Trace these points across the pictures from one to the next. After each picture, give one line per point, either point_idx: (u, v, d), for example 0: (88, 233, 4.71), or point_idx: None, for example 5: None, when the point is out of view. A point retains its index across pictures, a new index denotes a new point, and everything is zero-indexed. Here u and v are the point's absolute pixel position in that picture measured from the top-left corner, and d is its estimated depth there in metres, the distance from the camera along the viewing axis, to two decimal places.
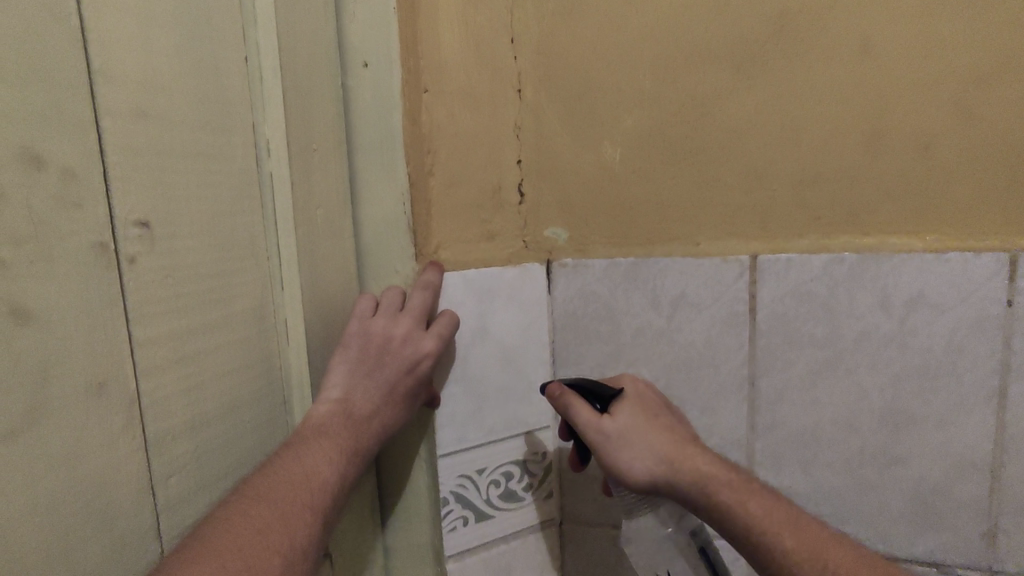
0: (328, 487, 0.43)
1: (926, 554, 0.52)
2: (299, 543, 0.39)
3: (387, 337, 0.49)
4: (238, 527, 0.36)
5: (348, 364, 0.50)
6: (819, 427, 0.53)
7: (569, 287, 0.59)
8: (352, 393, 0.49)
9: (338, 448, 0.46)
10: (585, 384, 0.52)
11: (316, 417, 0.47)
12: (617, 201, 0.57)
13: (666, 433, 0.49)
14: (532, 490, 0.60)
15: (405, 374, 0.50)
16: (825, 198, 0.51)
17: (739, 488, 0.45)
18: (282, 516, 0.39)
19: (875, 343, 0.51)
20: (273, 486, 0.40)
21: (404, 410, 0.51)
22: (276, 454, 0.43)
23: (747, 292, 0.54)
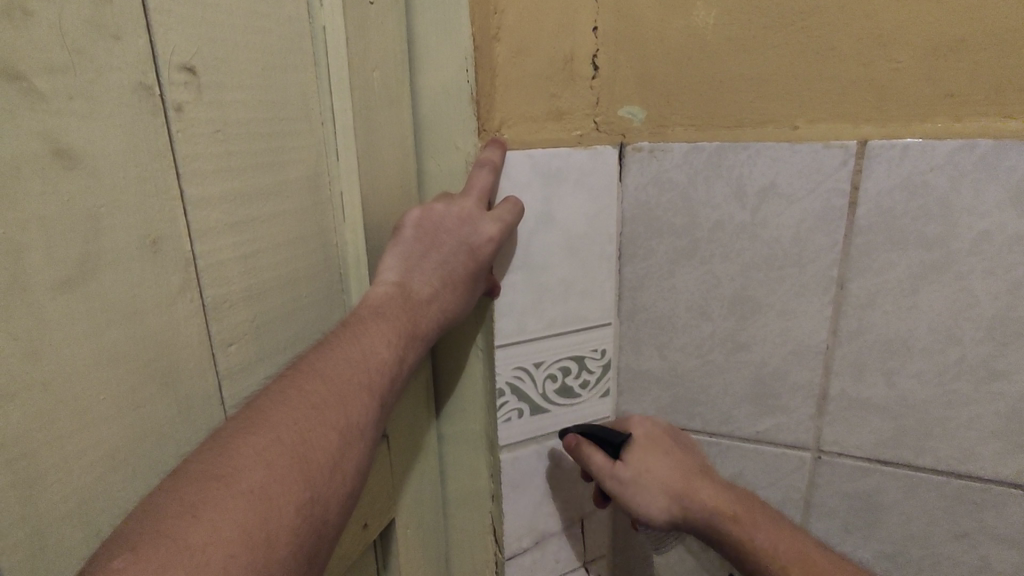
0: (386, 370, 0.42)
1: (1013, 473, 0.49)
2: (356, 422, 0.38)
3: (445, 218, 0.48)
4: (294, 401, 0.36)
5: (403, 244, 0.48)
6: (913, 336, 0.49)
7: (643, 174, 0.53)
8: (408, 275, 0.48)
9: (396, 331, 0.44)
10: (597, 432, 0.54)
11: (373, 299, 0.46)
12: (707, 77, 0.49)
13: (676, 470, 0.52)
14: (588, 387, 0.59)
15: (468, 265, 0.48)
16: (962, 71, 0.43)
17: (747, 522, 0.49)
18: (338, 394, 0.38)
19: (998, 244, 0.44)
20: (332, 364, 0.39)
21: (464, 297, 0.49)
22: (335, 334, 0.42)
23: (848, 184, 0.47)
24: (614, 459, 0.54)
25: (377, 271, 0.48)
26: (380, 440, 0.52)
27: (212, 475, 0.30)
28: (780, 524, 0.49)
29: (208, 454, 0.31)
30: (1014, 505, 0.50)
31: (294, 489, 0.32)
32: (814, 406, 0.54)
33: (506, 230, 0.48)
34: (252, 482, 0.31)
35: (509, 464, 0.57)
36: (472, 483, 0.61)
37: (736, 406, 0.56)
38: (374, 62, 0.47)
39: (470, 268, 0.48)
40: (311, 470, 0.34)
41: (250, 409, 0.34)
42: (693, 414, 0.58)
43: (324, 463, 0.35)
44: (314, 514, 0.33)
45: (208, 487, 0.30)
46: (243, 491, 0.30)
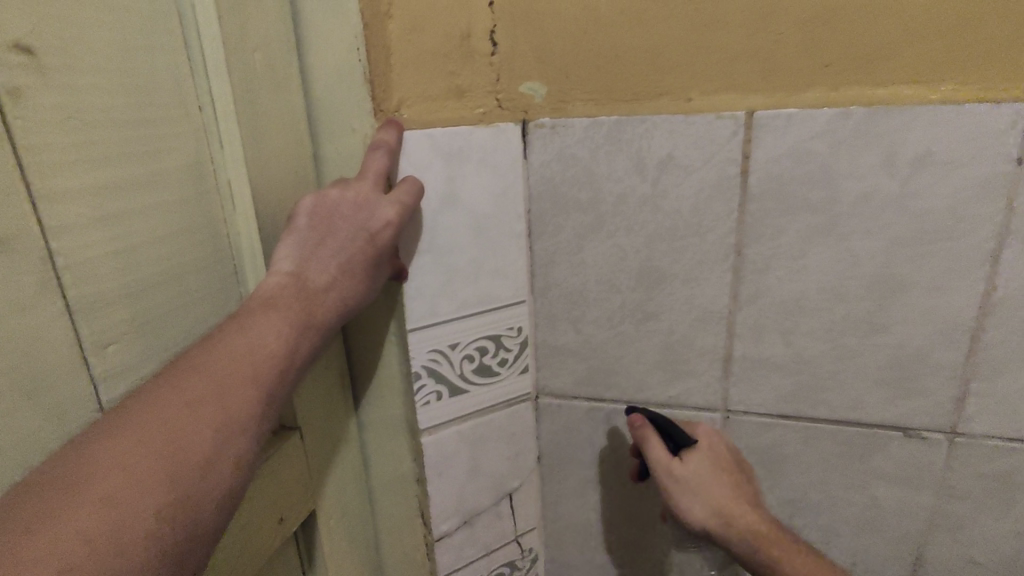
0: (278, 361, 0.40)
1: (896, 417, 0.53)
2: (238, 418, 0.36)
3: (339, 202, 0.46)
4: (165, 401, 0.34)
5: (298, 233, 0.46)
6: (805, 297, 0.51)
7: (547, 150, 0.53)
8: (303, 265, 0.45)
9: (289, 321, 0.42)
10: (664, 424, 0.55)
11: (266, 288, 0.43)
12: (604, 51, 0.50)
13: (727, 483, 0.53)
14: (506, 365, 0.59)
15: (365, 248, 0.47)
16: (839, 40, 0.45)
17: (785, 545, 0.51)
18: (218, 390, 0.36)
19: (876, 205, 0.47)
20: (213, 358, 0.37)
21: (368, 283, 0.48)
22: (220, 328, 0.40)
23: (739, 153, 0.49)
24: (674, 455, 0.54)
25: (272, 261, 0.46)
26: (281, 425, 0.50)
27: (63, 486, 0.29)
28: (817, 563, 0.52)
29: (62, 466, 0.30)
30: (896, 446, 0.54)
31: (157, 494, 0.31)
32: (720, 368, 0.56)
33: (407, 211, 0.48)
34: (107, 488, 0.30)
35: (432, 446, 0.58)
36: (396, 469, 0.61)
37: (649, 373, 0.58)
38: (255, 39, 0.43)
39: (368, 252, 0.47)
40: (180, 471, 0.33)
41: (116, 413, 0.33)
42: (610, 383, 0.60)
43: (195, 463, 0.33)
44: (183, 518, 0.32)
45: (53, 501, 0.29)
46: (92, 501, 0.29)
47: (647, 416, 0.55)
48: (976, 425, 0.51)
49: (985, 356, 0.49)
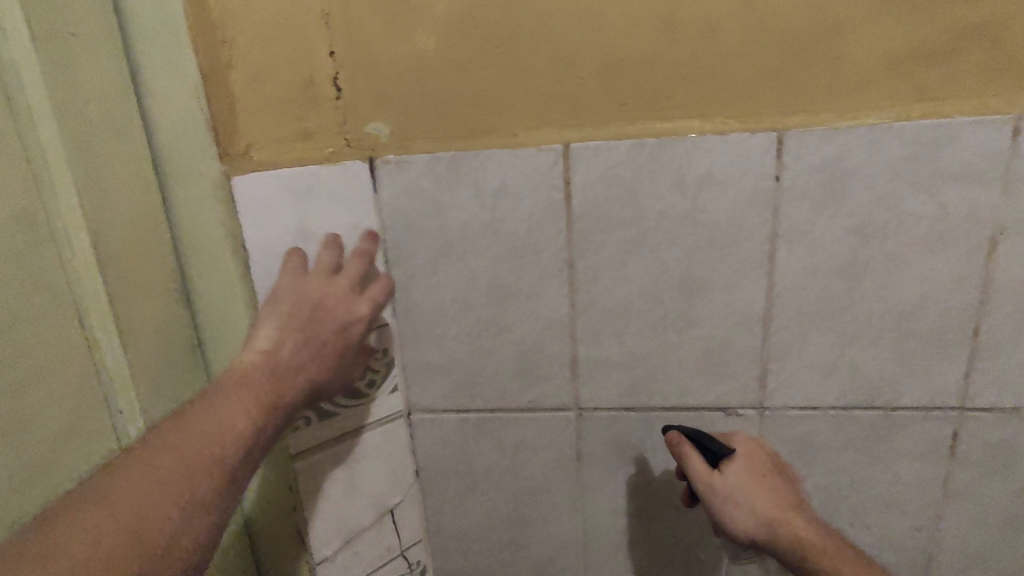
0: (237, 441, 0.46)
1: (716, 399, 0.61)
2: (201, 496, 0.43)
3: (314, 295, 0.52)
4: (141, 482, 0.41)
5: (281, 312, 0.52)
6: (631, 301, 0.59)
7: (395, 184, 0.58)
8: (279, 344, 0.51)
9: (256, 402, 0.48)
10: (701, 438, 0.57)
11: (240, 366, 0.49)
12: (437, 95, 0.55)
13: (768, 493, 0.55)
14: (375, 385, 0.63)
15: (332, 333, 0.53)
16: (629, 83, 0.53)
17: (835, 553, 0.52)
18: (188, 471, 0.43)
19: (674, 220, 0.56)
20: (182, 440, 0.44)
21: (335, 360, 0.53)
22: (189, 407, 0.47)
23: (561, 180, 0.56)
24: (711, 468, 0.56)
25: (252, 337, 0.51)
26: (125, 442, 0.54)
27: (42, 551, 0.37)
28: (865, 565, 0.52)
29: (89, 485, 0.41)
30: (720, 425, 0.62)
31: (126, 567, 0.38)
32: (569, 370, 0.63)
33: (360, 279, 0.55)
34: (83, 554, 0.38)
35: (305, 470, 0.61)
36: None
37: (508, 382, 0.64)
38: (88, 94, 0.48)
39: (331, 330, 0.53)
40: (148, 552, 0.40)
41: (109, 480, 0.41)
42: (475, 394, 0.65)
43: (162, 541, 0.40)
44: (156, 560, 0.40)
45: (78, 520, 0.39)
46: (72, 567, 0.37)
47: (682, 432, 0.58)
48: (777, 399, 0.61)
49: (776, 341, 0.59)
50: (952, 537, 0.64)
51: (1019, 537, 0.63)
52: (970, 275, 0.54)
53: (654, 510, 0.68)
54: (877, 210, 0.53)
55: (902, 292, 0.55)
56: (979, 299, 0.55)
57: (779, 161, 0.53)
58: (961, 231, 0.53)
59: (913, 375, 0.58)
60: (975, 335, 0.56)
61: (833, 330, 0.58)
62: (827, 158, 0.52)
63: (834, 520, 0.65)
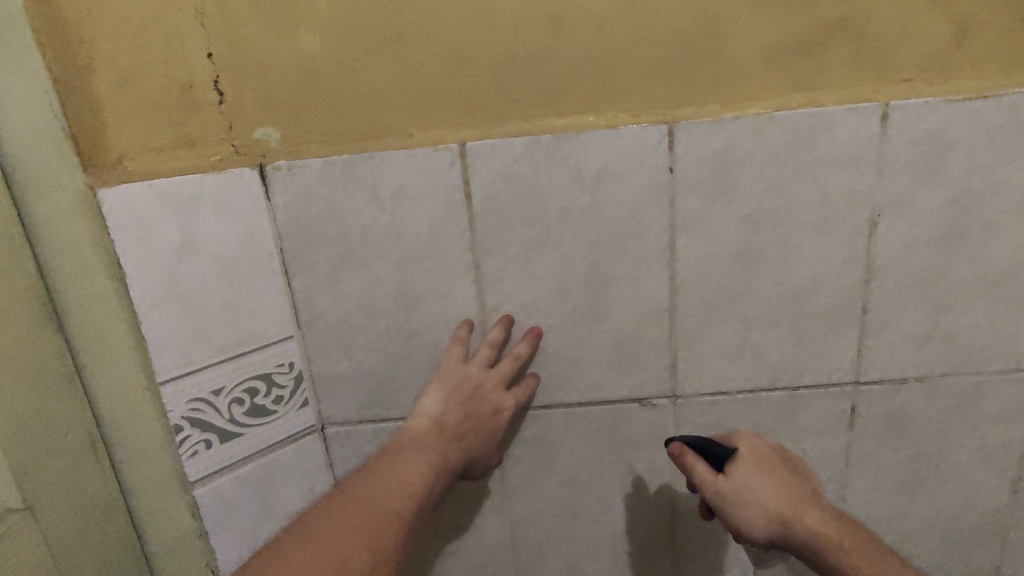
0: (416, 496, 0.52)
1: (630, 391, 0.62)
2: (386, 549, 0.48)
3: (478, 381, 0.58)
4: (320, 540, 0.47)
5: (443, 390, 0.57)
6: (539, 299, 0.59)
7: (288, 191, 0.55)
8: (442, 411, 0.57)
9: (427, 461, 0.54)
10: (702, 443, 0.55)
11: (413, 431, 0.56)
12: (326, 97, 0.53)
13: (781, 490, 0.54)
14: (283, 402, 0.60)
15: (486, 415, 0.58)
16: (521, 80, 0.53)
17: (852, 542, 0.52)
18: (357, 529, 0.48)
19: (575, 215, 0.56)
20: (380, 495, 0.51)
21: (488, 442, 0.59)
22: (346, 480, 0.52)
23: (460, 179, 0.55)
24: (719, 472, 0.55)
25: (418, 404, 0.57)
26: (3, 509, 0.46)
27: None
28: (878, 553, 0.52)
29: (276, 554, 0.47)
30: (635, 416, 0.63)
31: None
32: None
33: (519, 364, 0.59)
34: None
35: (208, 496, 0.58)
36: (175, 528, 0.59)
37: (423, 387, 0.62)
38: None
39: (483, 411, 0.58)
40: None
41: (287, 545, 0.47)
42: (390, 403, 0.63)
43: None
44: None
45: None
46: None
47: (683, 441, 0.56)
48: (688, 387, 0.62)
49: (683, 330, 0.60)
50: (856, 505, 0.67)
51: (916, 499, 0.67)
52: (855, 256, 0.57)
53: (578, 506, 0.68)
54: (767, 198, 0.55)
55: (795, 275, 0.58)
56: (864, 278, 0.58)
57: (672, 154, 0.54)
58: (844, 214, 0.55)
59: (811, 354, 0.61)
60: (863, 312, 0.59)
61: (734, 316, 0.59)
62: (716, 149, 0.54)
63: None
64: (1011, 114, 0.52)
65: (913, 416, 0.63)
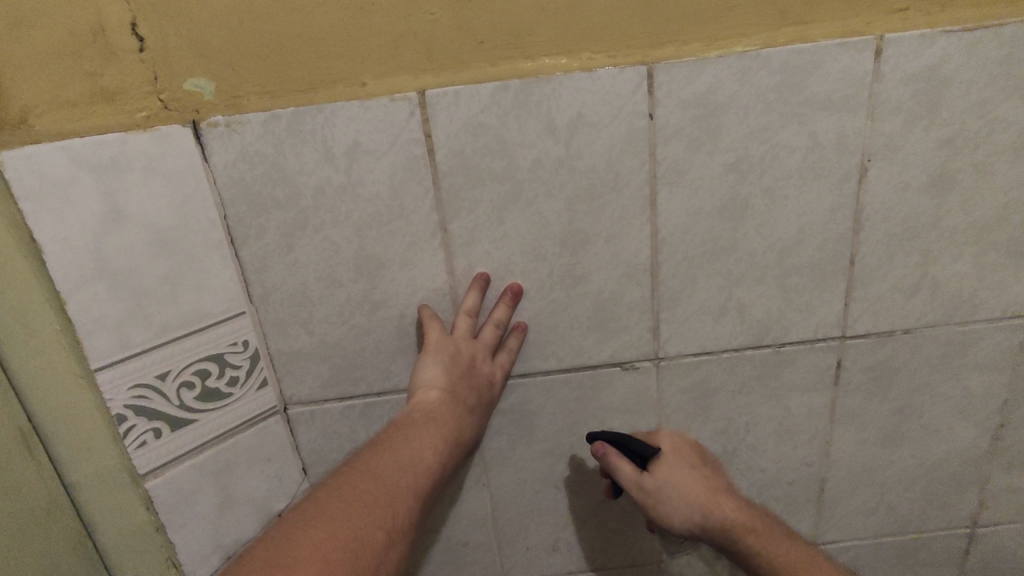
0: (431, 472, 0.50)
1: (611, 355, 0.59)
2: (401, 520, 0.46)
3: (474, 355, 0.55)
4: (350, 501, 0.45)
5: (444, 359, 0.54)
6: (512, 261, 0.55)
7: (227, 150, 0.50)
8: (448, 385, 0.54)
9: (443, 437, 0.52)
10: (625, 440, 0.58)
11: (424, 403, 0.53)
12: (265, 41, 0.47)
13: (699, 483, 0.57)
14: (238, 384, 0.55)
15: (484, 386, 0.56)
16: (485, 19, 0.47)
17: (760, 531, 0.53)
18: (387, 495, 0.46)
19: (548, 168, 0.51)
20: (385, 466, 0.48)
21: (485, 413, 0.58)
22: (374, 446, 0.50)
23: (421, 133, 0.50)
24: (641, 468, 0.57)
25: (418, 373, 0.55)
26: None
27: (273, 564, 0.39)
28: (784, 533, 0.54)
29: (291, 518, 0.43)
30: (617, 380, 0.60)
31: (316, 565, 0.40)
32: None
33: (502, 331, 0.56)
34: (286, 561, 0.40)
35: (162, 488, 0.53)
36: (126, 524, 0.53)
37: (392, 360, 0.58)
38: None
39: (481, 382, 0.56)
40: (362, 558, 0.42)
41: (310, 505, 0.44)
42: (357, 378, 0.59)
43: (369, 553, 0.42)
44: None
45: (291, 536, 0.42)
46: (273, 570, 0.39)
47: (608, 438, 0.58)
48: (671, 349, 0.59)
49: (665, 289, 0.57)
50: (840, 460, 0.66)
51: (899, 451, 0.66)
52: (843, 205, 0.54)
53: (560, 475, 0.65)
54: (753, 145, 0.51)
55: (781, 228, 0.54)
56: (852, 228, 0.55)
57: (652, 98, 0.49)
58: (833, 161, 0.52)
59: (797, 310, 0.58)
60: (851, 264, 0.56)
61: (718, 273, 0.56)
62: (697, 93, 0.49)
63: (733, 459, 0.66)
64: (1008, 47, 0.49)
65: (898, 368, 0.61)
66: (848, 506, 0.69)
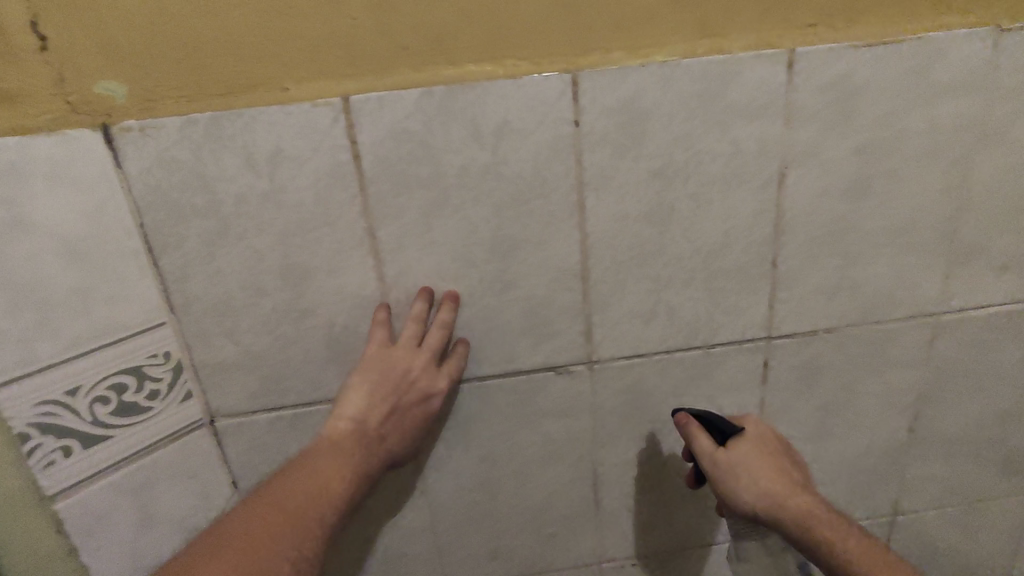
0: (342, 498, 0.50)
1: (545, 360, 0.59)
2: (309, 547, 0.45)
3: (410, 370, 0.54)
4: (253, 529, 0.44)
5: (376, 376, 0.53)
6: (443, 268, 0.54)
7: (141, 156, 0.48)
8: (376, 403, 0.53)
9: (359, 462, 0.52)
10: (710, 417, 0.57)
11: (348, 422, 0.53)
12: (179, 44, 0.46)
13: (782, 469, 0.55)
14: (158, 398, 0.54)
15: (416, 403, 0.55)
16: (408, 25, 0.47)
17: (824, 524, 0.51)
18: (294, 522, 0.46)
19: (476, 175, 0.51)
20: (298, 490, 0.48)
21: (417, 434, 0.57)
22: (291, 468, 0.50)
23: (346, 139, 0.49)
24: (721, 446, 0.56)
25: (349, 391, 0.54)
26: None
27: None
28: (849, 529, 0.52)
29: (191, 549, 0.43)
30: (551, 385, 0.61)
31: None
32: None
33: (444, 343, 0.55)
34: None
35: (74, 508, 0.51)
36: (35, 549, 0.51)
37: (323, 370, 0.57)
38: None
39: (417, 399, 0.55)
40: None
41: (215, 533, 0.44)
42: (287, 389, 0.57)
43: None
44: None
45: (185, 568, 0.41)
46: None
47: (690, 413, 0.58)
48: (604, 352, 0.60)
49: (596, 294, 0.57)
50: None
51: (825, 446, 0.68)
52: (764, 210, 0.56)
53: (499, 481, 0.65)
54: (676, 152, 0.52)
55: (706, 232, 0.56)
56: (774, 232, 0.57)
57: (576, 105, 0.50)
58: (753, 167, 0.54)
59: (724, 312, 0.60)
60: (774, 267, 0.58)
61: (647, 277, 0.57)
62: (621, 100, 0.50)
63: (668, 459, 0.67)
64: (912, 59, 0.51)
65: (822, 366, 0.64)
66: None
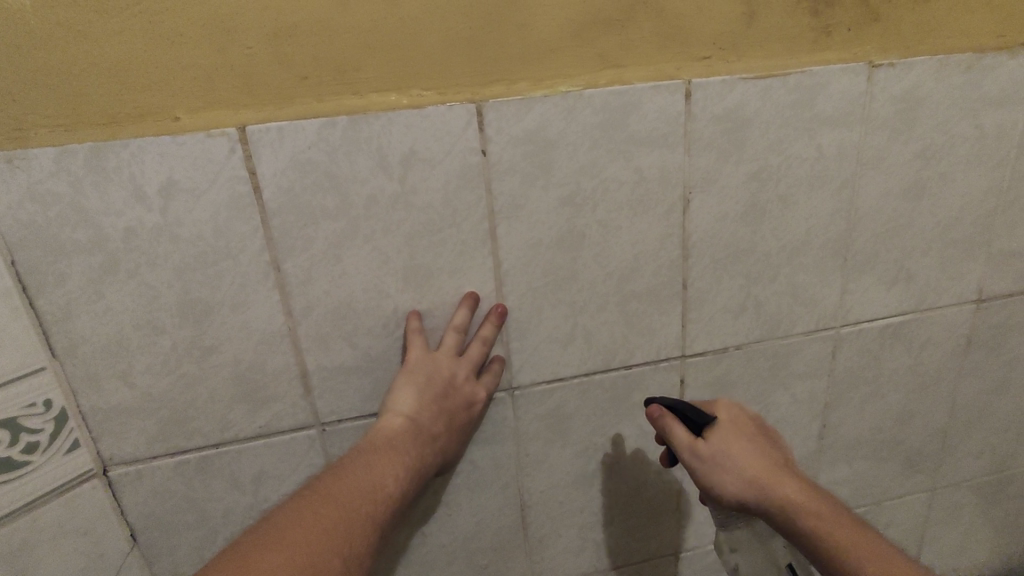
0: (392, 498, 0.48)
1: None
2: (358, 549, 0.43)
3: (453, 376, 0.54)
4: (282, 542, 0.40)
5: (425, 381, 0.53)
6: (355, 299, 0.53)
7: (11, 190, 0.44)
8: (418, 411, 0.53)
9: (404, 463, 0.51)
10: (682, 407, 0.55)
11: (388, 430, 0.52)
12: (54, 70, 0.43)
13: (757, 456, 0.54)
14: (37, 450, 0.49)
15: (462, 408, 0.55)
16: (307, 55, 0.46)
17: (819, 512, 0.50)
18: (330, 528, 0.42)
19: (384, 205, 0.50)
20: (330, 497, 0.45)
21: (456, 439, 0.57)
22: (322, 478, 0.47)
23: (245, 170, 0.47)
24: (695, 435, 0.55)
25: (390, 400, 0.53)
26: None
27: None
28: (839, 511, 0.51)
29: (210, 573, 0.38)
30: None
31: None
32: (300, 386, 0.55)
33: (488, 348, 0.56)
34: None
35: None
36: None
37: (229, 409, 0.54)
38: None
39: (458, 403, 0.55)
40: None
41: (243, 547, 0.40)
42: (190, 432, 0.54)
43: None
44: None
45: None
46: None
47: (662, 403, 0.56)
48: (523, 378, 0.60)
49: (513, 320, 0.57)
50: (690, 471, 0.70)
51: None
52: (671, 234, 0.57)
53: (422, 513, 0.64)
54: (584, 179, 0.53)
55: (617, 257, 0.57)
56: (681, 255, 0.59)
57: (483, 135, 0.50)
58: (658, 193, 0.56)
59: (639, 333, 0.61)
60: (684, 288, 0.60)
61: (563, 302, 0.58)
62: (527, 130, 0.51)
63: (592, 480, 0.67)
64: (797, 92, 0.55)
65: (734, 382, 0.66)
66: (702, 514, 0.73)
